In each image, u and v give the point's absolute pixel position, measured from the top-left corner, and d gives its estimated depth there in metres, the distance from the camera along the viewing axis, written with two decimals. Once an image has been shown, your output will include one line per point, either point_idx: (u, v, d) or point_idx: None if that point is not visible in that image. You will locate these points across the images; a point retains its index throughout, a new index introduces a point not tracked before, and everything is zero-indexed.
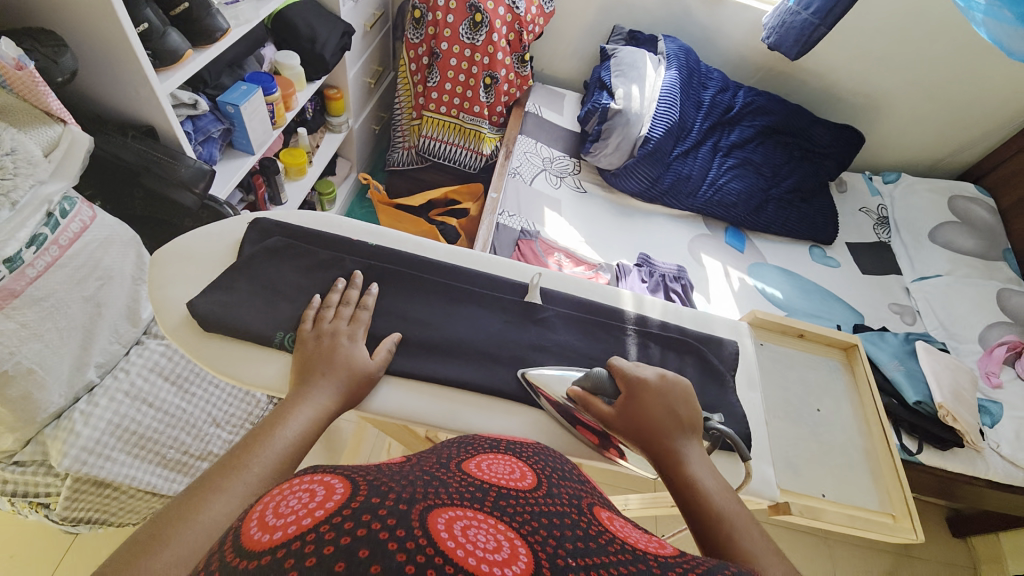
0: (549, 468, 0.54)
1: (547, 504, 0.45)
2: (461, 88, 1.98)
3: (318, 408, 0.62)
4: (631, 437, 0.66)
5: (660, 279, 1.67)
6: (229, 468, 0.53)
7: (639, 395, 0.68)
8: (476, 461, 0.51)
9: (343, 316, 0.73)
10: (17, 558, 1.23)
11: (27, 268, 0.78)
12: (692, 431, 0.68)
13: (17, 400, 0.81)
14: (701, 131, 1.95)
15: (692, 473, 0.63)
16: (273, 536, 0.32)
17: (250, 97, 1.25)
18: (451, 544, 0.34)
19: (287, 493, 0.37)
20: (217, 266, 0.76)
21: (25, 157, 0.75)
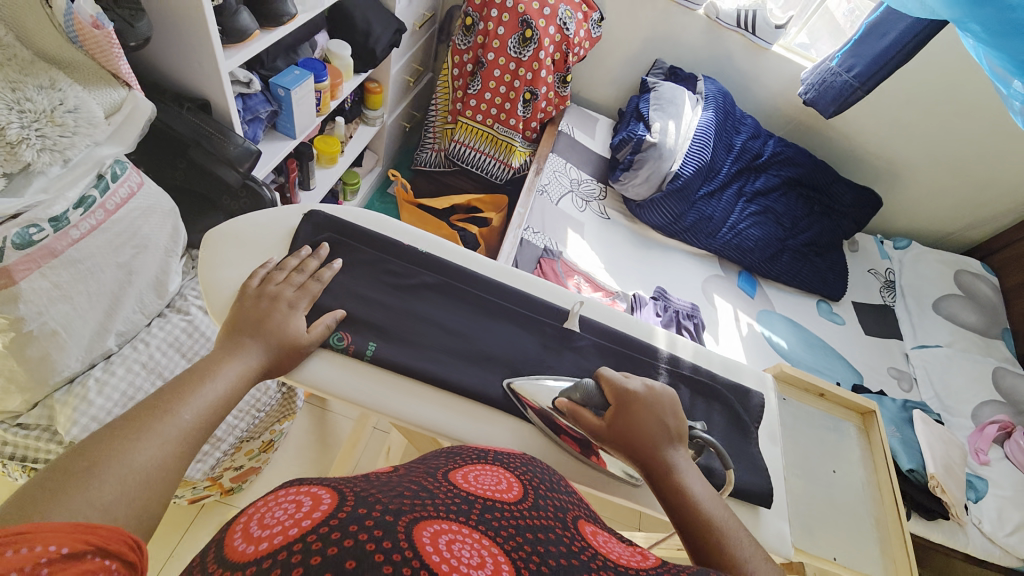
0: (537, 482, 0.56)
1: (533, 519, 0.47)
2: (500, 99, 2.00)
3: (248, 365, 0.60)
4: (619, 448, 0.65)
5: (674, 314, 1.68)
6: (151, 411, 0.51)
7: (628, 407, 0.67)
8: (463, 472, 0.53)
9: (293, 282, 0.70)
10: None
11: (71, 229, 0.76)
12: (678, 440, 0.67)
13: (36, 360, 0.79)
14: (729, 174, 1.99)
15: (681, 482, 0.63)
16: (257, 547, 0.35)
17: (302, 83, 1.26)
18: (436, 556, 0.35)
19: (274, 505, 0.39)
20: (269, 255, 0.75)
21: (87, 117, 0.73)
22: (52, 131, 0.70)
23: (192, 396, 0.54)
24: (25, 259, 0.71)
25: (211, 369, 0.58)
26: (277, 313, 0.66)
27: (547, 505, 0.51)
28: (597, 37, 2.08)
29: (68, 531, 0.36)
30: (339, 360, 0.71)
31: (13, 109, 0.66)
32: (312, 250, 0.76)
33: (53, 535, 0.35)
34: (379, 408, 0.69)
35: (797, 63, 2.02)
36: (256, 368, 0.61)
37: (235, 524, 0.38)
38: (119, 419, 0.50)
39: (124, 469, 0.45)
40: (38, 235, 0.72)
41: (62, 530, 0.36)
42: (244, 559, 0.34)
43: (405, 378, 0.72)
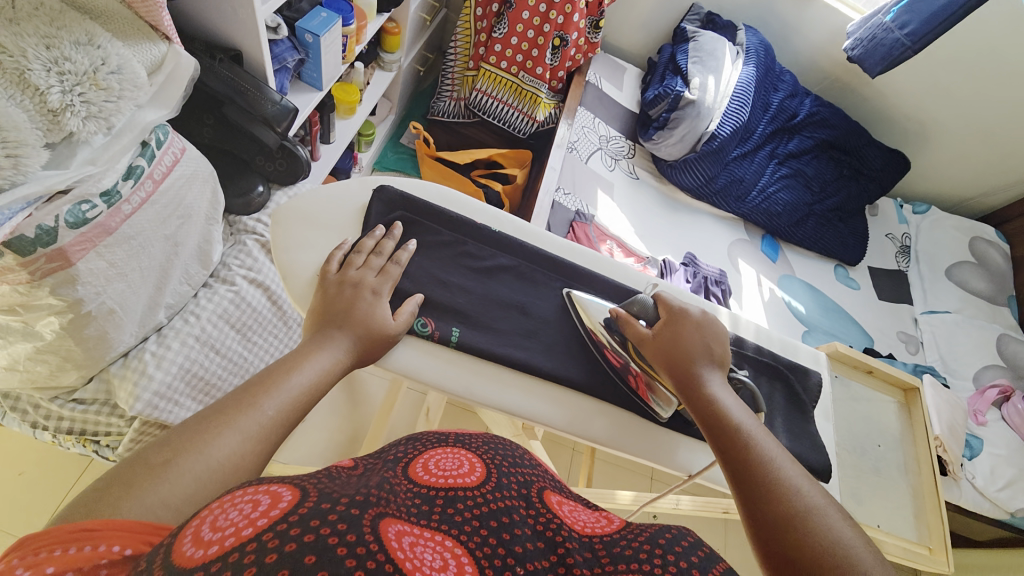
0: (497, 461, 0.59)
1: (494, 503, 0.50)
2: (527, 45, 1.85)
3: (332, 362, 0.58)
4: (663, 357, 0.68)
5: (703, 281, 1.67)
6: (237, 406, 0.49)
7: (677, 322, 0.70)
8: (424, 462, 0.56)
9: (372, 266, 0.67)
10: (39, 469, 1.22)
11: (124, 204, 0.71)
12: (719, 361, 0.68)
13: (93, 339, 0.76)
14: (763, 134, 1.92)
15: (714, 393, 0.64)
16: (207, 552, 0.33)
17: (330, 28, 1.14)
18: (399, 554, 0.37)
19: (227, 507, 0.37)
20: (343, 236, 0.71)
21: (131, 79, 0.65)
22: (96, 95, 0.62)
23: (275, 391, 0.52)
24: (82, 238, 0.66)
25: (297, 361, 0.56)
26: (356, 296, 0.64)
27: (509, 483, 0.55)
28: None
29: (132, 532, 0.36)
30: (420, 346, 0.69)
31: (51, 70, 0.58)
32: (384, 230, 0.72)
33: (117, 534, 0.36)
34: (464, 395, 0.68)
35: (843, 13, 1.90)
36: (341, 365, 0.59)
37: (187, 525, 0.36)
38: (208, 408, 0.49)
39: (205, 464, 0.44)
40: (91, 211, 0.66)
41: (129, 529, 0.36)
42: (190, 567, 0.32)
43: (487, 364, 0.71)
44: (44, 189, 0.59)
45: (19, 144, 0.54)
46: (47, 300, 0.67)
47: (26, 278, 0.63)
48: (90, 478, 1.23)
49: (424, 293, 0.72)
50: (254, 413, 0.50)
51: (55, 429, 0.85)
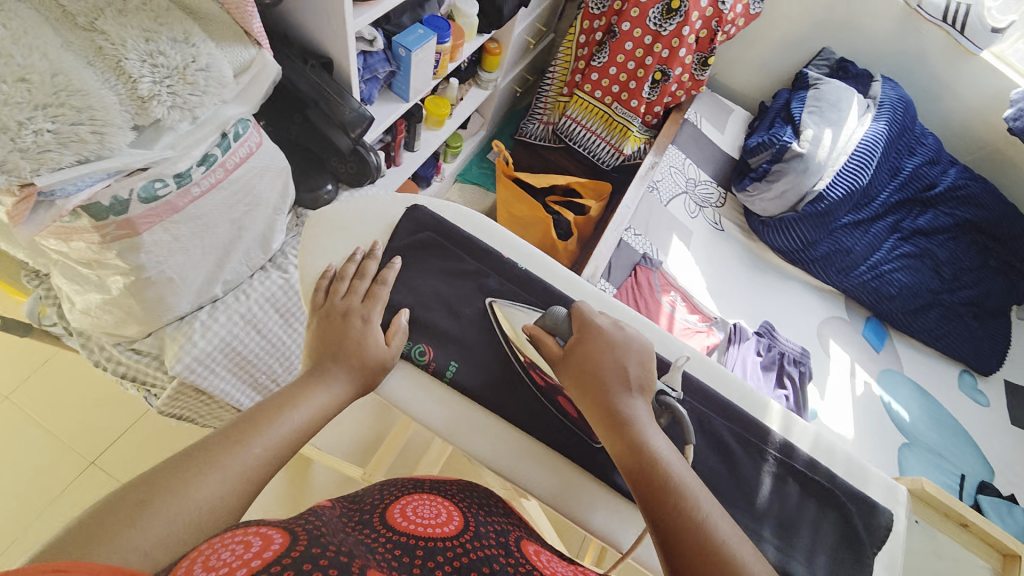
0: (474, 510, 0.55)
1: (475, 551, 0.45)
2: (625, 77, 1.80)
3: (329, 398, 0.59)
4: (578, 387, 0.62)
5: (778, 357, 1.46)
6: (228, 443, 0.51)
7: (592, 343, 0.64)
8: (402, 507, 0.51)
9: (357, 292, 0.67)
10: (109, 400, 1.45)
11: (193, 186, 0.78)
12: (640, 387, 0.62)
13: (152, 301, 0.84)
14: (885, 203, 1.67)
15: (641, 435, 0.58)
16: None
17: (424, 44, 1.19)
18: None
19: (223, 547, 0.36)
20: (326, 261, 0.71)
21: (217, 76, 0.72)
22: (183, 88, 0.69)
23: (261, 432, 0.53)
24: (150, 213, 0.73)
25: (290, 397, 0.57)
26: (355, 326, 0.64)
27: (489, 533, 0.50)
28: (757, 15, 1.80)
29: None
30: (414, 373, 0.67)
31: (146, 61, 0.66)
32: (365, 251, 0.71)
33: None
34: (449, 437, 0.65)
35: (1013, 76, 1.60)
36: (337, 402, 0.60)
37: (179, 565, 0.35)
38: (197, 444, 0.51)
39: (183, 505, 0.45)
40: (163, 189, 0.73)
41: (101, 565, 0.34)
42: None
43: (480, 409, 0.67)
44: (124, 166, 0.66)
45: (104, 123, 0.63)
46: (115, 261, 0.76)
47: (98, 239, 0.72)
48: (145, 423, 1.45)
49: (433, 320, 0.70)
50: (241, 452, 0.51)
51: (116, 373, 0.96)
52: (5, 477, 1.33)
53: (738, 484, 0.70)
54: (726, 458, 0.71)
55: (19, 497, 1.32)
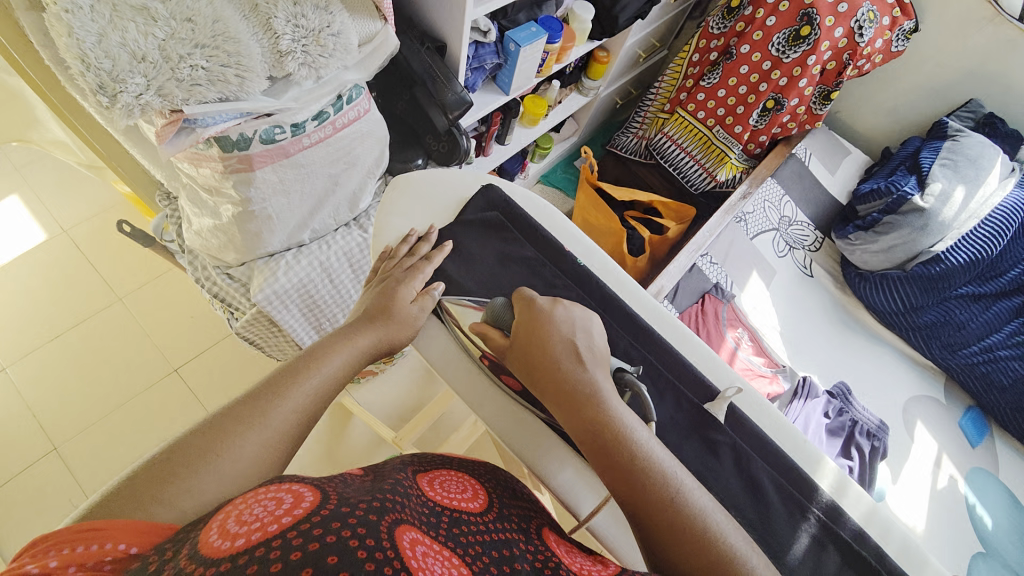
0: (499, 492, 0.58)
1: (496, 533, 0.49)
2: (734, 101, 1.72)
3: (356, 350, 0.64)
4: (536, 383, 0.61)
5: (848, 424, 1.32)
6: (257, 406, 0.56)
7: (538, 329, 0.63)
8: (430, 478, 0.55)
9: (403, 266, 0.71)
10: (196, 320, 1.66)
11: (305, 137, 0.86)
12: (592, 360, 0.62)
13: (251, 233, 0.95)
14: (1017, 281, 1.44)
15: (605, 414, 0.57)
16: (234, 544, 0.35)
17: (534, 41, 1.23)
18: (410, 560, 0.37)
19: (253, 504, 0.40)
20: (387, 240, 0.74)
21: (344, 43, 0.80)
22: (314, 50, 0.77)
23: (299, 386, 0.59)
24: (265, 154, 0.83)
25: (329, 349, 0.63)
26: (390, 291, 0.68)
27: (510, 515, 0.54)
28: (899, 53, 1.64)
29: (134, 532, 0.41)
30: (451, 339, 0.69)
31: (291, 22, 0.75)
32: (421, 234, 0.74)
33: (123, 534, 0.40)
34: (472, 405, 0.66)
35: None
36: (369, 355, 0.65)
37: (213, 519, 0.39)
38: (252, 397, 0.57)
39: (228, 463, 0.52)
40: (280, 135, 0.83)
41: (133, 531, 0.41)
42: (217, 554, 0.34)
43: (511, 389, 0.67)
44: (254, 109, 0.75)
45: (246, 70, 0.72)
46: (229, 192, 0.86)
47: (220, 169, 0.82)
48: (219, 349, 1.63)
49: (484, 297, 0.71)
50: (286, 404, 0.57)
51: (210, 291, 1.09)
52: (110, 364, 1.56)
53: (768, 535, 0.65)
54: (760, 506, 0.66)
55: (118, 384, 1.54)
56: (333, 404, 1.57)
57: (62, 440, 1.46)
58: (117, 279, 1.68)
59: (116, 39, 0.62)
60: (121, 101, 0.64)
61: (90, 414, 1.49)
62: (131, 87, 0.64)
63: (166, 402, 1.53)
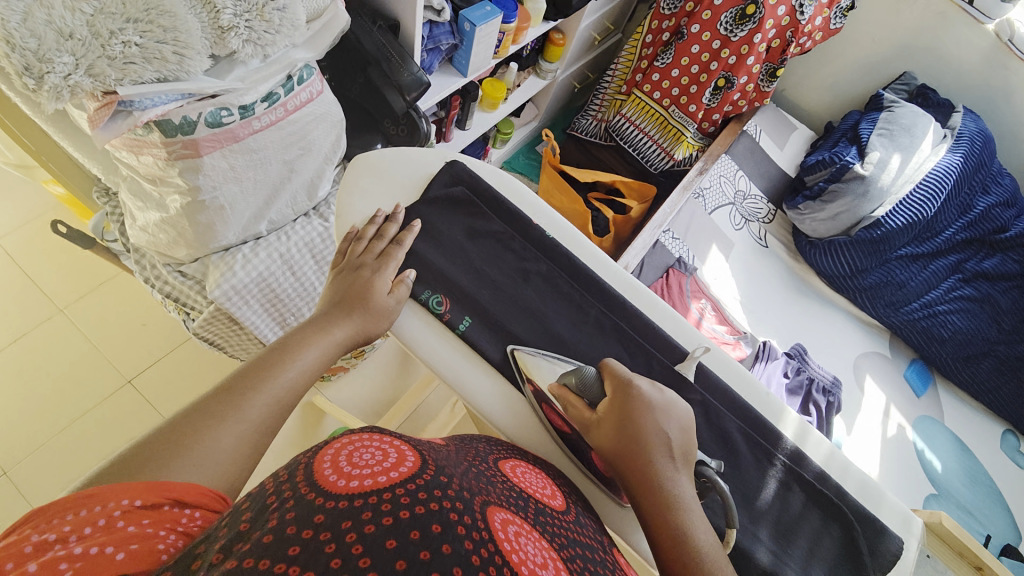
0: (576, 505, 0.57)
1: (578, 534, 0.50)
2: (687, 80, 1.77)
3: (329, 344, 0.61)
4: (613, 466, 0.58)
5: (805, 383, 1.40)
6: (227, 402, 0.54)
7: (630, 409, 0.59)
8: (511, 463, 0.57)
9: (373, 250, 0.68)
10: (147, 326, 1.56)
11: (255, 120, 0.81)
12: (682, 456, 0.58)
13: (202, 226, 0.90)
14: (950, 240, 1.56)
15: (684, 521, 0.54)
16: (349, 485, 0.42)
17: (489, 20, 1.21)
18: (504, 543, 0.40)
19: (362, 454, 0.46)
20: (352, 220, 0.72)
21: (291, 19, 0.76)
22: (259, 25, 0.73)
23: (272, 380, 0.56)
24: (212, 138, 0.77)
25: (302, 342, 0.60)
26: (361, 277, 0.65)
27: (588, 523, 0.54)
28: (837, 31, 1.72)
29: (137, 490, 0.43)
30: (430, 319, 0.69)
31: None
32: (387, 213, 0.71)
33: (125, 492, 0.42)
34: (454, 382, 0.66)
35: None
36: (343, 346, 0.63)
37: (327, 455, 0.46)
38: (216, 391, 0.55)
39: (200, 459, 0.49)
40: (228, 118, 0.78)
41: (132, 488, 0.43)
42: (335, 490, 0.41)
43: (488, 366, 0.67)
44: (197, 90, 0.71)
45: (184, 46, 0.67)
46: (176, 180, 0.81)
47: (164, 156, 0.77)
48: (175, 355, 1.54)
49: (456, 276, 0.70)
50: (260, 398, 0.55)
51: (160, 291, 1.02)
52: (53, 378, 1.46)
53: (739, 483, 0.68)
54: (730, 458, 0.69)
55: (65, 400, 1.43)
56: (303, 404, 1.53)
57: (8, 466, 1.35)
58: (54, 289, 1.56)
59: (41, 16, 0.59)
60: (48, 82, 0.61)
61: (35, 435, 1.39)
62: (59, 67, 0.60)
63: (121, 416, 1.44)
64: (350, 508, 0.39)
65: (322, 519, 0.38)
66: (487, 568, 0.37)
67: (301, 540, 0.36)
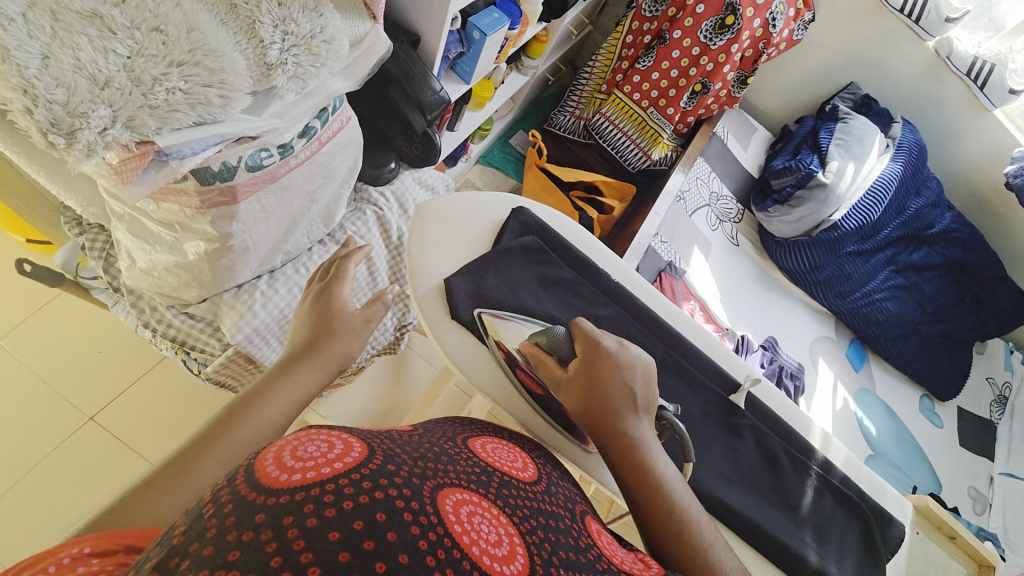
0: (548, 469, 0.60)
1: (541, 505, 0.50)
2: (666, 83, 1.81)
3: (300, 386, 0.60)
4: (581, 414, 0.61)
5: (779, 369, 1.56)
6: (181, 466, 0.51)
7: (595, 362, 0.62)
8: (481, 441, 0.58)
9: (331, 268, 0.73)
10: (103, 354, 1.38)
11: (292, 157, 0.76)
12: (645, 409, 0.62)
13: (223, 268, 0.81)
14: (888, 237, 1.79)
15: (649, 460, 0.58)
16: (292, 478, 0.37)
17: (498, 28, 1.17)
18: (456, 527, 0.39)
19: (309, 440, 0.41)
20: (425, 272, 0.73)
21: (336, 50, 0.69)
22: (306, 60, 0.66)
23: (234, 433, 0.54)
24: (252, 182, 0.72)
25: (268, 388, 0.59)
26: (328, 305, 0.68)
27: (559, 491, 0.54)
28: (798, 42, 1.84)
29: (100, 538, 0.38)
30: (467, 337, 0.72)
31: (278, 28, 0.63)
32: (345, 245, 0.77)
33: (87, 540, 0.38)
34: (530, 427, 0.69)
35: (1014, 135, 1.75)
36: (313, 389, 0.62)
37: (265, 451, 0.39)
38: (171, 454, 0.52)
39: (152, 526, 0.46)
40: (267, 159, 0.72)
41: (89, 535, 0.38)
42: (275, 486, 0.36)
43: None
44: (236, 132, 0.63)
45: (231, 88, 0.59)
46: (204, 227, 0.73)
47: (196, 205, 0.69)
48: (140, 387, 1.38)
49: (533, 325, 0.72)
50: (215, 457, 0.52)
51: (159, 333, 0.92)
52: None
53: (785, 494, 0.78)
54: (776, 472, 0.79)
55: (16, 446, 1.25)
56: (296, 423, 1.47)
57: None
58: None
59: (69, 60, 0.48)
60: (83, 138, 0.50)
61: None
62: (95, 121, 0.50)
63: (87, 457, 1.28)
64: (291, 503, 0.34)
65: (262, 519, 0.33)
66: (437, 554, 0.35)
67: (242, 544, 0.32)
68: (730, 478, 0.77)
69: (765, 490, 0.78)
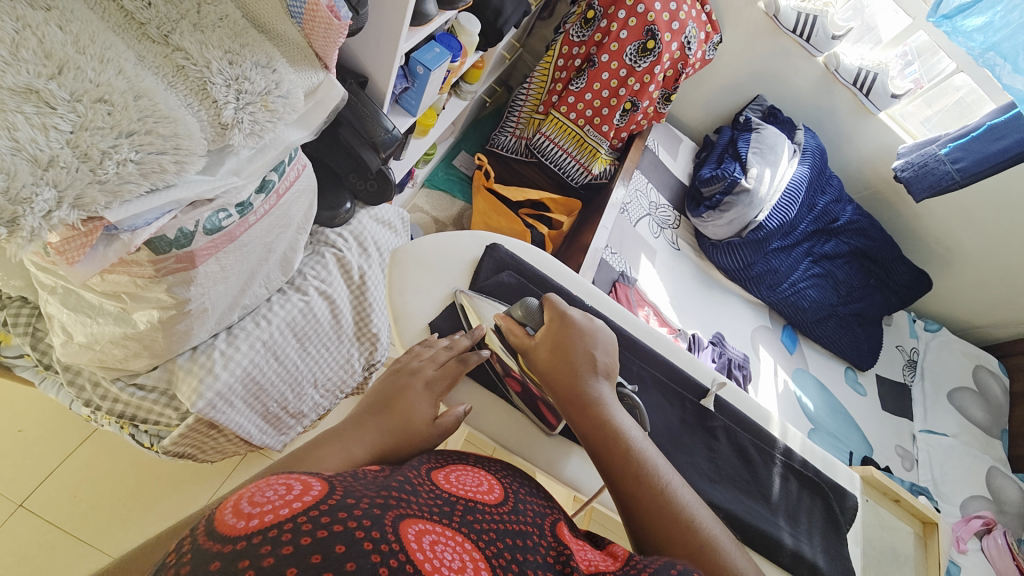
0: (515, 485, 0.55)
1: (511, 524, 0.46)
2: (599, 103, 1.90)
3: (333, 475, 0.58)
4: (544, 368, 0.68)
5: (727, 362, 1.69)
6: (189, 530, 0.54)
7: (561, 326, 0.70)
8: (445, 471, 0.52)
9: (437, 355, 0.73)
10: (24, 433, 1.23)
11: (252, 213, 0.75)
12: (605, 374, 0.68)
13: (178, 333, 0.76)
14: (804, 232, 2.00)
15: (606, 413, 0.63)
16: (248, 524, 0.34)
17: (441, 62, 1.19)
18: (419, 555, 0.35)
19: (266, 485, 0.38)
20: (409, 316, 0.80)
21: (292, 103, 0.67)
22: (263, 116, 0.65)
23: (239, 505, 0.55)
24: (211, 243, 0.70)
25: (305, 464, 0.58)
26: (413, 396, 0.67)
27: (527, 508, 0.50)
28: (710, 60, 2.02)
29: None
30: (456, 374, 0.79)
31: (232, 86, 0.62)
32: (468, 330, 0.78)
33: None
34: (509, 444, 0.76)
35: (894, 136, 2.02)
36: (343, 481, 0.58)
37: (224, 500, 0.37)
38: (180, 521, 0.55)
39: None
40: (225, 220, 0.70)
41: None
42: (234, 534, 0.33)
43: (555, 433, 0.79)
44: (191, 196, 0.61)
45: (186, 152, 0.58)
46: (158, 295, 0.70)
47: (150, 272, 0.67)
48: (71, 466, 1.23)
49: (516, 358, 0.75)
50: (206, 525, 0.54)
51: (105, 409, 0.84)
52: None
53: (758, 485, 0.86)
54: (748, 465, 0.87)
55: None
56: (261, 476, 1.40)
57: None
58: None
59: (6, 142, 0.46)
60: (26, 225, 0.48)
61: None
62: (40, 205, 0.48)
63: (10, 555, 1.12)
64: (244, 549, 0.32)
65: (216, 568, 0.32)
66: None
67: None
68: (712, 478, 0.83)
69: (740, 483, 0.85)
